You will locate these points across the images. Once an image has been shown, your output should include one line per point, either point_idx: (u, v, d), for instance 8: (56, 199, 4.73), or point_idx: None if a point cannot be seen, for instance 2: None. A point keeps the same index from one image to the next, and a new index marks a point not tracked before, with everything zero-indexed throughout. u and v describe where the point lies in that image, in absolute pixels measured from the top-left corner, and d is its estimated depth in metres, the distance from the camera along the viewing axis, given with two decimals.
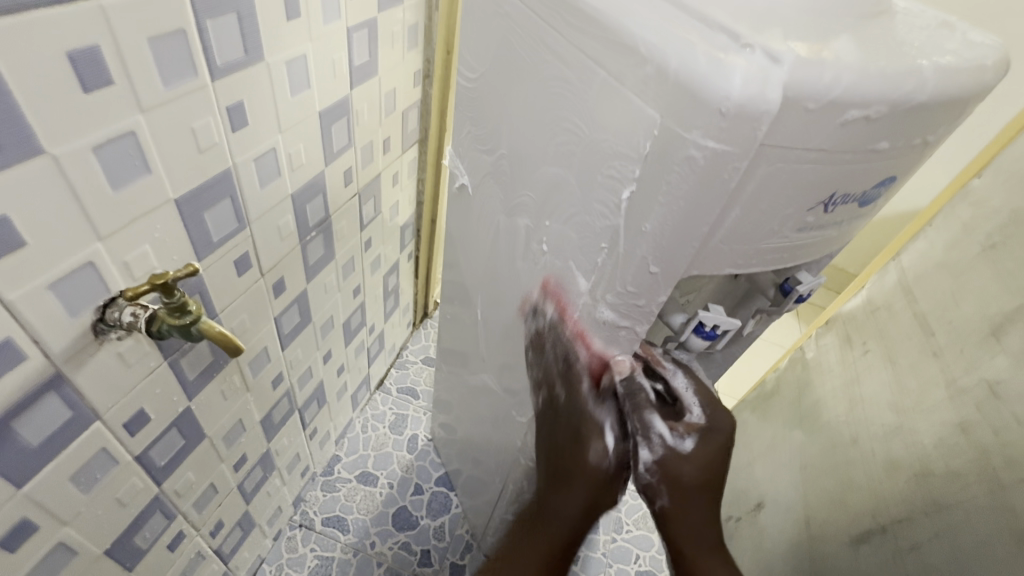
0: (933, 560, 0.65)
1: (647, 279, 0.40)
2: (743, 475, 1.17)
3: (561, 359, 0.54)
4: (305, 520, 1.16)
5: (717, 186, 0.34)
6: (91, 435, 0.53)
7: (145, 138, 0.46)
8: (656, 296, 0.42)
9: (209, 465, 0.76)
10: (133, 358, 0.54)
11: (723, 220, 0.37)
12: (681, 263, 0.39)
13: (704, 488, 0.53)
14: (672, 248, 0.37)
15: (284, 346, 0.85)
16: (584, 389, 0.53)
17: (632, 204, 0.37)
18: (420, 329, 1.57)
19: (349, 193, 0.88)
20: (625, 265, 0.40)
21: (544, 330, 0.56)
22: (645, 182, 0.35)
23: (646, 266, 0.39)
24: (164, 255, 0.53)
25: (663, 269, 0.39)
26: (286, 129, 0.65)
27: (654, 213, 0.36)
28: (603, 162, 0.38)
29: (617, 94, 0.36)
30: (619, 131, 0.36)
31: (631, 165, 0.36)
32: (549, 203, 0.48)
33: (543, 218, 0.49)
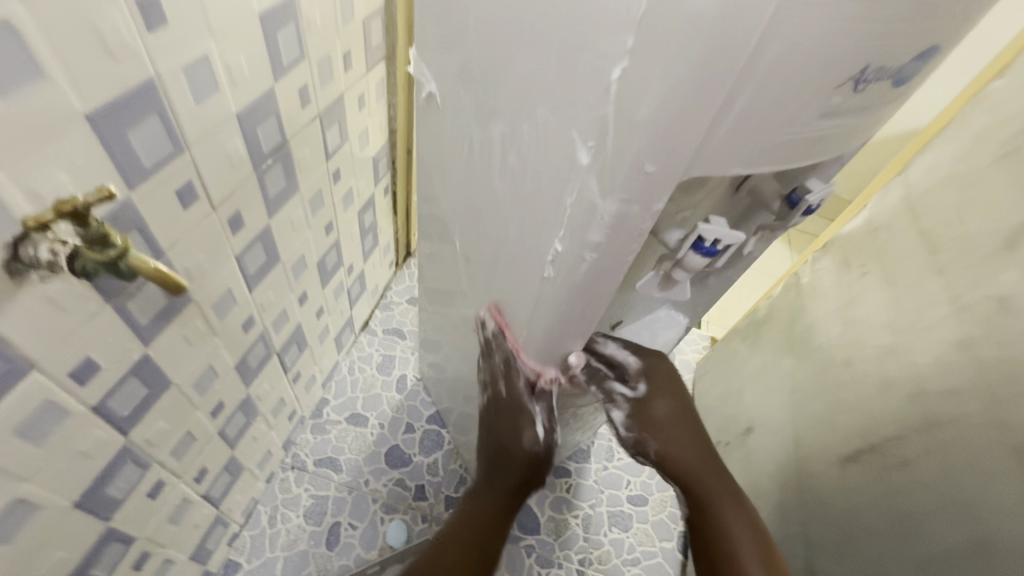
0: (922, 476, 0.65)
1: (642, 181, 0.34)
2: (732, 401, 1.17)
3: (504, 362, 0.66)
4: (298, 462, 1.15)
5: (727, 55, 0.28)
6: (30, 386, 0.48)
7: (28, 31, 0.38)
8: (652, 202, 0.36)
9: (182, 413, 0.73)
10: (66, 300, 0.48)
11: (729, 104, 0.31)
12: (680, 160, 0.33)
13: (676, 418, 0.66)
14: (671, 141, 0.31)
15: (252, 287, 0.79)
16: (521, 387, 0.65)
17: (623, 85, 0.30)
18: (403, 269, 1.51)
19: (308, 116, 0.79)
20: (615, 166, 0.34)
21: (491, 340, 0.69)
22: (641, 51, 0.28)
23: (640, 166, 0.33)
24: (82, 182, 0.46)
25: (659, 169, 0.33)
26: (220, 33, 0.56)
27: (650, 93, 0.29)
28: (587, 35, 0.31)
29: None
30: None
31: (624, 35, 0.29)
32: (524, 100, 0.40)
33: (519, 120, 0.42)
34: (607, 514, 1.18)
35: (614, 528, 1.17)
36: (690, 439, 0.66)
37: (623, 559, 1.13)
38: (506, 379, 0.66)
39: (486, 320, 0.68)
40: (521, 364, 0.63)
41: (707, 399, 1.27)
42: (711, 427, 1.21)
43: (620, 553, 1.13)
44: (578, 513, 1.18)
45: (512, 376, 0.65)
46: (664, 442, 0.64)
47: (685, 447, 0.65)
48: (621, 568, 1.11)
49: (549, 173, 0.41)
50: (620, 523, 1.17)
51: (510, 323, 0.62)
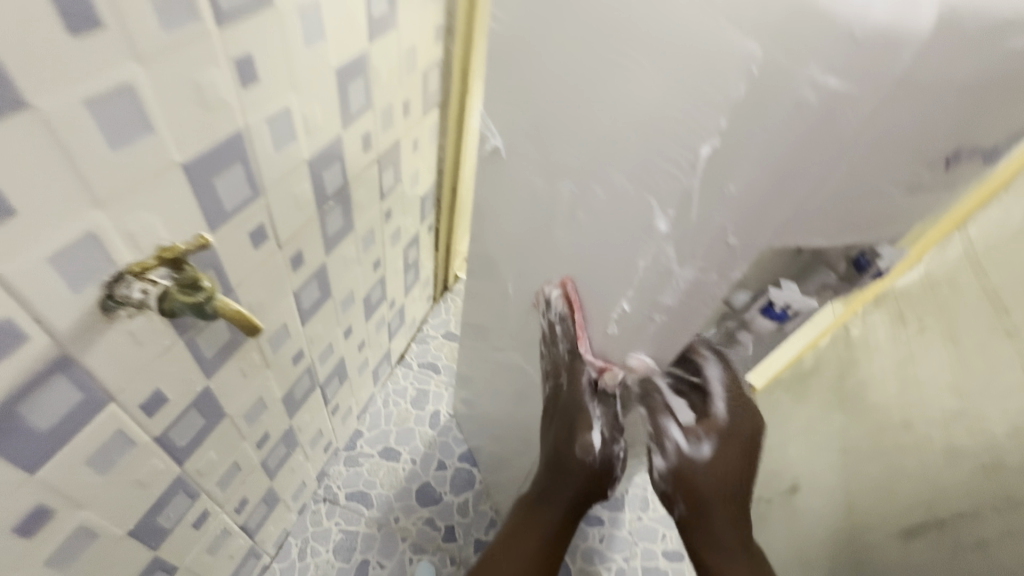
0: (1007, 562, 0.64)
1: (722, 251, 0.34)
2: (773, 454, 1.11)
3: (568, 352, 0.59)
4: (329, 495, 1.15)
5: (830, 137, 0.28)
6: (106, 417, 0.50)
7: (144, 92, 0.41)
8: (729, 273, 0.36)
9: (231, 444, 0.74)
10: (146, 336, 0.50)
11: (825, 175, 0.30)
12: (763, 229, 0.33)
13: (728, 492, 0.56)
14: (755, 213, 0.31)
15: (304, 321, 0.81)
16: (583, 383, 0.59)
17: (713, 161, 0.31)
18: (440, 303, 1.53)
19: (368, 159, 0.83)
20: (697, 235, 0.34)
21: (554, 323, 0.59)
22: (733, 134, 0.29)
23: (723, 237, 0.33)
24: (173, 226, 0.49)
25: (742, 243, 0.34)
26: (301, 87, 0.59)
27: (743, 173, 0.30)
28: (677, 111, 0.32)
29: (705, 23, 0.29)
30: (705, 67, 0.30)
31: (716, 115, 0.30)
32: (599, 160, 0.41)
33: (592, 179, 0.43)
34: (641, 569, 1.13)
35: None
36: (729, 524, 0.56)
37: None
38: (566, 379, 0.61)
39: (551, 295, 0.58)
40: (585, 355, 0.57)
41: None
42: (752, 481, 1.16)
43: None
44: (611, 565, 1.13)
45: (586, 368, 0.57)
46: (694, 512, 0.56)
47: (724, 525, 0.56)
48: None
49: (621, 231, 0.42)
50: None
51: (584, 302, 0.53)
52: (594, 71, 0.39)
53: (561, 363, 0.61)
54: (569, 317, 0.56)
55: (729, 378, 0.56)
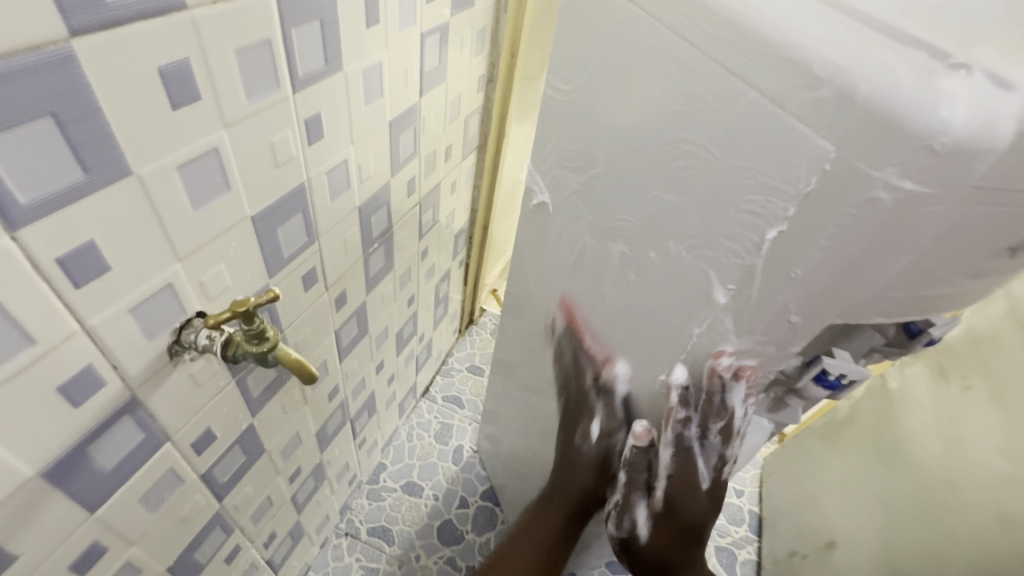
0: None
1: (786, 328, 0.39)
2: (807, 508, 1.07)
3: (573, 358, 0.64)
4: (351, 528, 1.15)
5: (900, 233, 0.31)
6: (161, 456, 0.51)
7: (226, 153, 0.44)
8: (789, 345, 0.41)
9: (267, 479, 0.75)
10: (204, 377, 0.52)
11: (883, 287, 0.34)
12: (826, 317, 0.37)
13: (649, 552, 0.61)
14: (819, 304, 0.36)
15: (342, 358, 0.83)
16: (586, 377, 0.63)
17: (776, 245, 0.35)
18: (465, 336, 1.54)
19: (411, 202, 0.85)
20: (762, 309, 0.39)
21: (558, 339, 0.67)
22: (800, 220, 0.33)
23: (786, 314, 0.38)
24: (237, 273, 0.51)
25: (803, 319, 0.38)
26: (358, 140, 0.63)
27: (807, 257, 0.34)
28: (740, 194, 0.37)
29: (773, 114, 0.33)
30: (773, 156, 0.34)
31: (784, 203, 0.34)
32: (660, 227, 0.45)
33: (645, 247, 0.48)
34: None
35: None
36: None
37: None
38: (574, 375, 0.65)
39: (556, 315, 0.65)
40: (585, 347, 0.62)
41: (776, 501, 1.17)
42: (783, 534, 1.10)
43: None
44: None
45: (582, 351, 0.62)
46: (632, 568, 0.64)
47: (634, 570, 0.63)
48: None
49: (672, 291, 0.46)
50: None
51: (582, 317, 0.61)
52: (658, 149, 0.43)
53: (577, 371, 0.64)
54: (569, 330, 0.64)
55: (678, 466, 0.53)
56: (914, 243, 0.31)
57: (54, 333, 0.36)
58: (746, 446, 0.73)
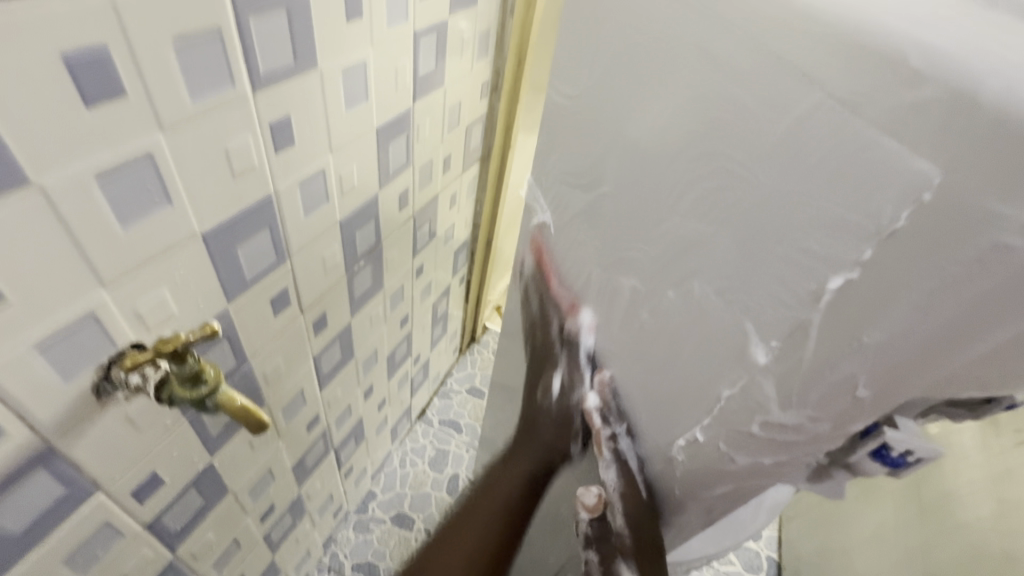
0: None
1: (848, 403, 0.37)
2: (836, 563, 0.96)
3: (543, 305, 0.56)
4: (335, 564, 1.07)
5: (1009, 304, 0.29)
6: (92, 509, 0.44)
7: (165, 161, 0.37)
8: (853, 423, 0.38)
9: (232, 521, 0.67)
10: (144, 419, 0.45)
11: (969, 364, 0.32)
12: (900, 392, 0.35)
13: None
14: (897, 377, 0.34)
15: (323, 385, 0.76)
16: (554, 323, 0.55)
17: (842, 299, 0.33)
18: (466, 355, 1.47)
19: (404, 217, 0.78)
20: (824, 377, 0.36)
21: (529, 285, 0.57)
22: (874, 278, 0.32)
23: (854, 385, 0.36)
24: (186, 300, 0.44)
25: (870, 394, 0.36)
26: (338, 149, 0.56)
27: (881, 324, 0.33)
28: (795, 228, 0.33)
29: (853, 134, 0.29)
30: (846, 187, 0.30)
31: (857, 249, 0.31)
32: (685, 261, 0.40)
33: (663, 285, 0.42)
34: None
35: None
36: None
37: None
38: (540, 325, 0.58)
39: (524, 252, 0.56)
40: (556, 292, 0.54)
41: (800, 549, 1.06)
42: None
43: None
44: None
45: (553, 317, 0.55)
46: None
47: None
48: None
49: (693, 331, 0.42)
50: None
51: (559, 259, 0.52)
52: (687, 165, 0.37)
53: (545, 321, 0.57)
54: (537, 270, 0.55)
55: (626, 482, 0.54)
56: (1015, 322, 0.29)
57: None
58: (771, 502, 0.64)
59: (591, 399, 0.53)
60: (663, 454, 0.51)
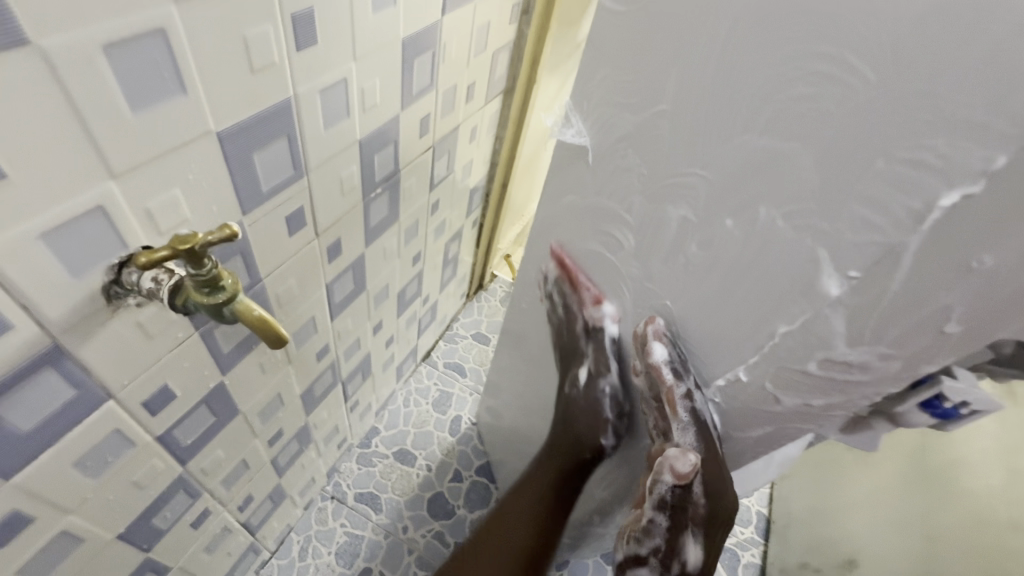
0: None
1: (932, 338, 0.34)
2: (829, 521, 1.00)
3: (567, 318, 0.61)
4: (338, 492, 1.09)
5: None
6: (102, 416, 0.43)
7: (178, 40, 0.33)
8: (930, 360, 0.35)
9: (242, 441, 0.67)
10: (156, 327, 0.43)
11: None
12: (998, 330, 0.32)
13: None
14: (998, 308, 0.31)
15: (334, 316, 0.74)
16: (578, 324, 0.60)
17: (950, 220, 0.29)
18: (473, 302, 1.45)
19: (423, 146, 0.74)
20: (910, 309, 0.33)
21: (565, 301, 0.60)
22: (992, 199, 0.28)
23: (942, 320, 0.33)
24: (199, 205, 0.41)
25: (962, 330, 0.32)
26: (362, 57, 0.51)
27: (995, 249, 0.29)
28: (905, 137, 0.29)
29: (995, 22, 0.25)
30: (976, 88, 0.26)
31: (985, 153, 0.27)
32: (744, 186, 0.37)
33: (716, 214, 0.40)
34: None
35: None
36: None
37: None
38: (566, 323, 0.61)
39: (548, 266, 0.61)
40: (584, 293, 0.58)
41: (791, 507, 1.09)
42: (796, 544, 1.02)
43: None
44: None
45: (576, 315, 0.60)
46: None
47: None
48: None
49: (742, 267, 0.40)
50: None
51: (582, 266, 0.57)
52: (769, 73, 0.33)
53: (568, 317, 0.61)
54: (571, 289, 0.59)
55: (705, 448, 0.49)
56: None
57: None
58: (782, 457, 0.64)
59: (659, 355, 0.48)
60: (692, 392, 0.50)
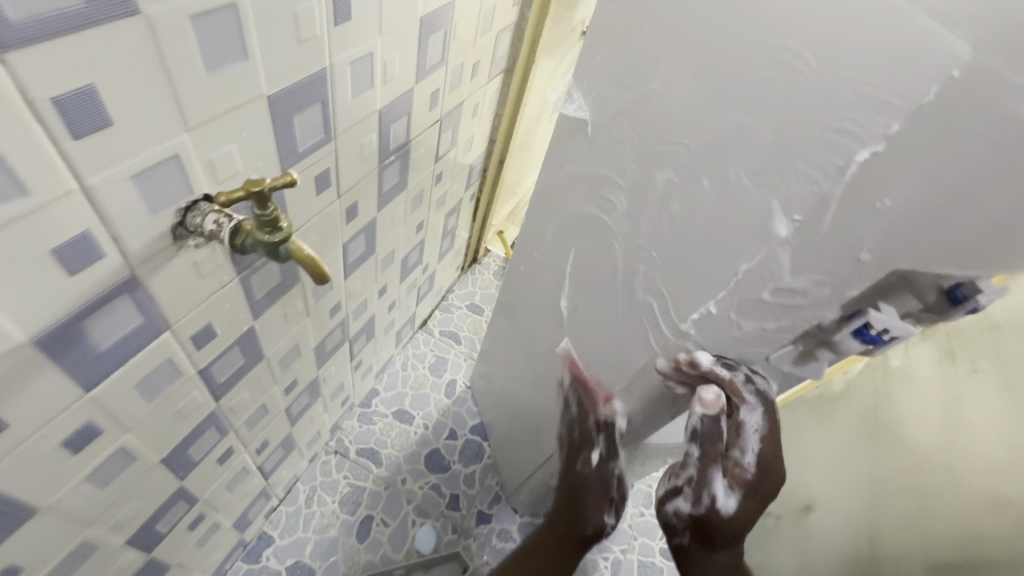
0: None
1: (851, 265, 0.41)
2: (792, 474, 1.12)
3: (575, 431, 0.77)
4: (341, 448, 1.16)
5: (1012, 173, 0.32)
6: (159, 345, 0.49)
7: (245, 12, 0.39)
8: (846, 285, 0.42)
9: (263, 386, 0.74)
10: (208, 268, 0.49)
11: (969, 238, 0.36)
12: (898, 258, 0.39)
13: (711, 547, 0.59)
14: (900, 238, 0.38)
15: (347, 275, 0.80)
16: (589, 422, 0.74)
17: (868, 165, 0.36)
18: (468, 274, 1.52)
19: (432, 118, 0.80)
20: (836, 241, 0.40)
21: (571, 402, 0.77)
22: (897, 147, 0.34)
23: (858, 250, 0.40)
24: (249, 159, 0.47)
25: (872, 258, 0.40)
26: (386, 33, 0.57)
27: (900, 188, 0.36)
28: (832, 110, 0.36)
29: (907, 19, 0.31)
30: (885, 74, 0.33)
31: (889, 120, 0.34)
32: (718, 152, 0.44)
33: (696, 177, 0.47)
34: (638, 563, 1.14)
35: None
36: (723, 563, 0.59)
37: None
38: (578, 422, 0.76)
39: (562, 371, 0.78)
40: (592, 406, 0.74)
41: None
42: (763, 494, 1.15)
43: None
44: (607, 555, 1.15)
45: (591, 416, 0.74)
46: (702, 547, 0.60)
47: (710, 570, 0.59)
48: None
49: (712, 223, 0.47)
50: None
51: (587, 373, 0.73)
52: (742, 56, 0.40)
53: (580, 418, 0.76)
54: (579, 390, 0.76)
55: (769, 427, 0.54)
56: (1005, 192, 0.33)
57: (46, 189, 0.33)
58: None
59: (616, 411, 0.72)
60: (675, 330, 0.56)
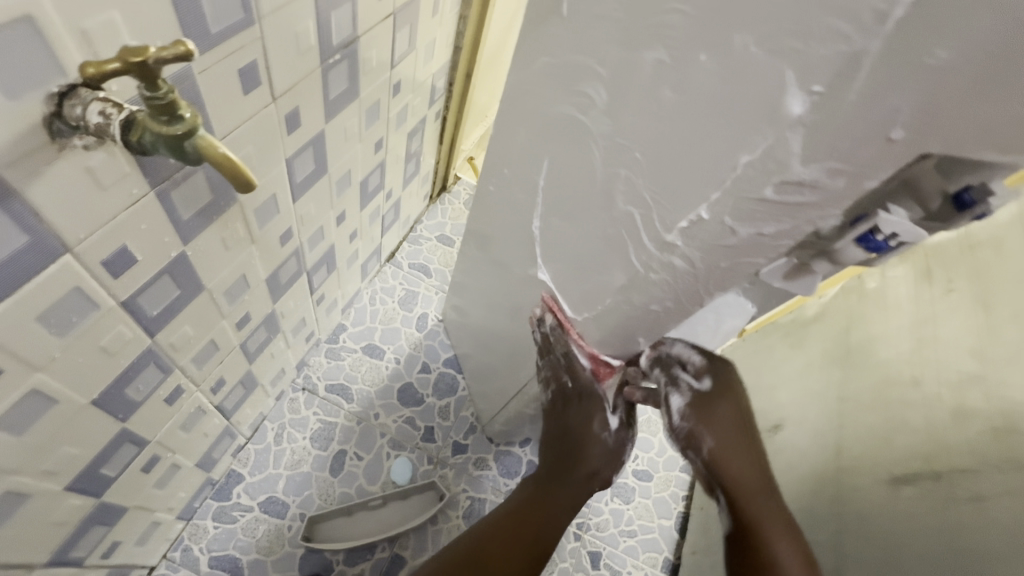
0: (984, 488, 0.63)
1: (878, 148, 0.34)
2: (761, 397, 1.14)
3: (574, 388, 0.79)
4: (309, 384, 1.12)
5: None
6: (60, 271, 0.41)
7: None
8: (871, 175, 0.36)
9: (209, 320, 0.67)
10: (108, 177, 0.41)
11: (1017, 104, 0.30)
12: (932, 138, 0.33)
13: (730, 443, 0.61)
14: (940, 106, 0.31)
15: (296, 197, 0.72)
16: (585, 375, 0.76)
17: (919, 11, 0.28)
18: (437, 204, 1.43)
19: (384, 11, 0.69)
20: (866, 118, 0.33)
21: (549, 336, 0.77)
22: None
23: (887, 130, 0.33)
24: (141, 34, 0.38)
25: (904, 139, 0.33)
26: None
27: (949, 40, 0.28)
28: None
29: None
30: None
31: None
32: (722, 18, 0.37)
33: (693, 51, 0.40)
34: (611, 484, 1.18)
35: (615, 498, 1.16)
36: (750, 470, 0.61)
37: (620, 529, 1.13)
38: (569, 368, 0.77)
39: (543, 313, 0.76)
40: (579, 354, 0.74)
41: None
42: None
43: (618, 524, 1.13)
44: None
45: (580, 374, 0.76)
46: (718, 444, 0.61)
47: (737, 456, 0.61)
48: (617, 538, 1.12)
49: (708, 109, 0.41)
50: (622, 495, 1.17)
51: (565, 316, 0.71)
52: None
53: (571, 366, 0.77)
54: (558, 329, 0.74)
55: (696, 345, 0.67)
56: None
57: None
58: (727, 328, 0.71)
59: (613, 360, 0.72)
60: (658, 243, 0.51)
